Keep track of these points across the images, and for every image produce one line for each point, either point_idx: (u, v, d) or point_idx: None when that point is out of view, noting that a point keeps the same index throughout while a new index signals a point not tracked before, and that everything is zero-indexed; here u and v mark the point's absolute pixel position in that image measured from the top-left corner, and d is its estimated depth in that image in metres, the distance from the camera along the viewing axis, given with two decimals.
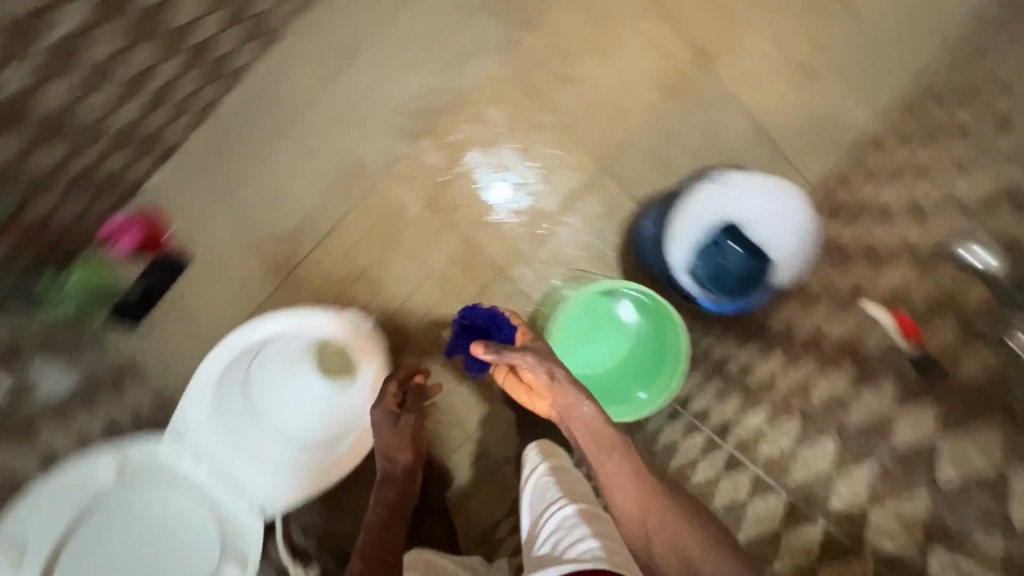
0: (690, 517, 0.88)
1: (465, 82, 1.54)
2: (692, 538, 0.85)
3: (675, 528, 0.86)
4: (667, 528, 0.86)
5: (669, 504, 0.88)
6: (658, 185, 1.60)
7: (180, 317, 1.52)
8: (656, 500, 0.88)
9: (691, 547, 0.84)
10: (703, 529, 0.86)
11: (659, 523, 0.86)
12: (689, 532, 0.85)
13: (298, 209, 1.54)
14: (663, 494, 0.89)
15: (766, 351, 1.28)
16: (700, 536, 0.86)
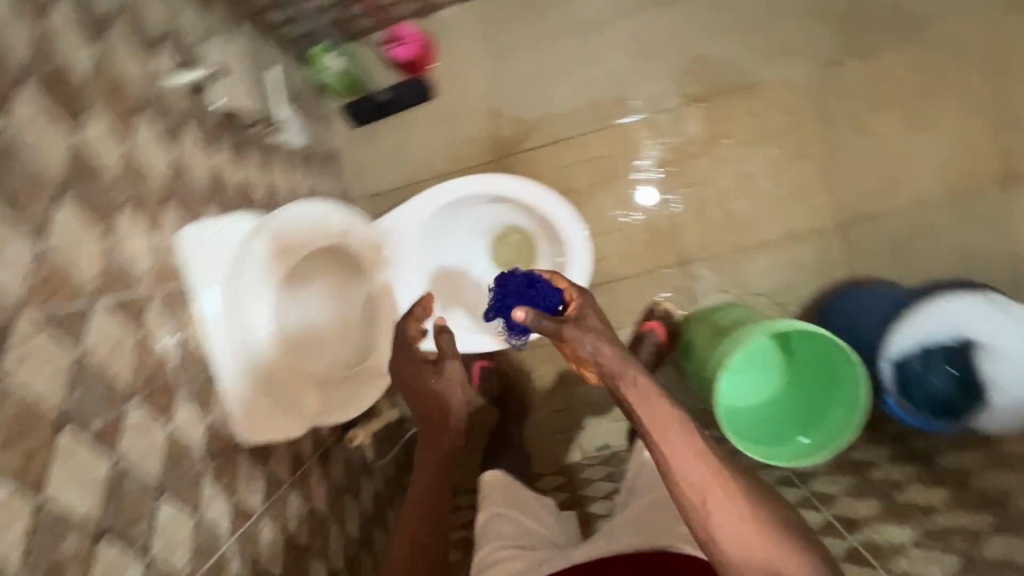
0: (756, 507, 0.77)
1: (768, 73, 1.46)
2: (761, 533, 0.75)
3: (741, 519, 0.76)
4: (732, 518, 0.76)
5: (731, 486, 0.78)
6: (884, 271, 1.49)
7: (396, 138, 1.56)
8: (718, 485, 0.77)
9: (760, 545, 0.75)
10: (769, 524, 0.76)
11: (727, 513, 0.76)
12: (756, 524, 0.76)
13: (547, 101, 1.52)
14: (727, 482, 0.78)
15: (926, 478, 1.18)
16: (770, 533, 0.76)
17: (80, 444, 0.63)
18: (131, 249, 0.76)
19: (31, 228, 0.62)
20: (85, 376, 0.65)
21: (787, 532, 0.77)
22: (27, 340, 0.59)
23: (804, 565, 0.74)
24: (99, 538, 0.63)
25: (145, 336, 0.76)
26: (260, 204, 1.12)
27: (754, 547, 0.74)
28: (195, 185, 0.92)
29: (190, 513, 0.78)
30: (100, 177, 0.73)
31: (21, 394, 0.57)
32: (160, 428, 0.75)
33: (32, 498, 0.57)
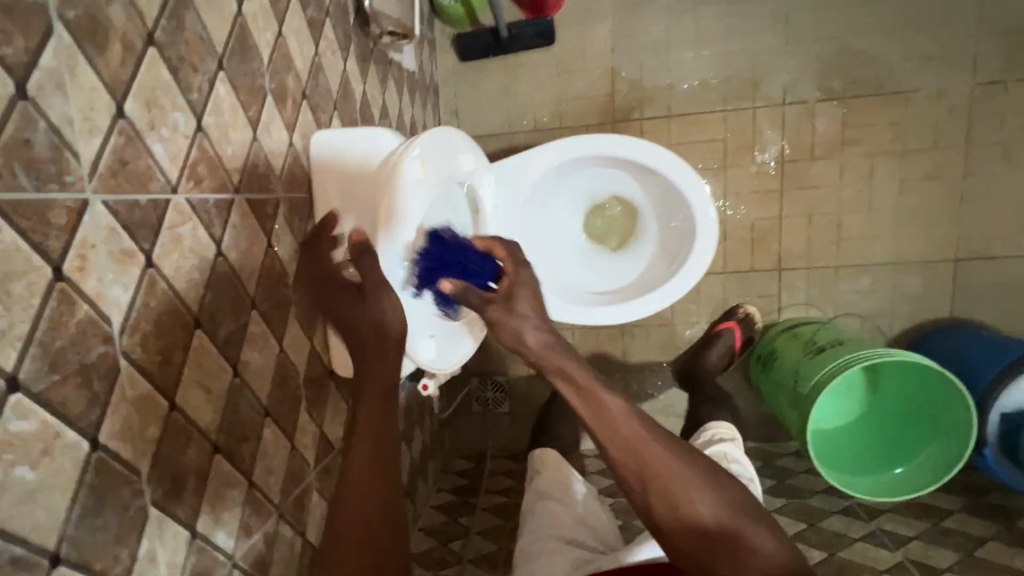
0: (707, 483, 0.61)
1: (920, 81, 1.32)
2: (711, 513, 0.60)
3: (694, 498, 0.60)
4: (685, 499, 0.60)
5: (676, 461, 0.61)
6: (989, 314, 1.40)
7: (502, 80, 1.46)
8: (662, 464, 0.60)
9: (713, 530, 0.60)
10: (726, 503, 0.61)
11: (674, 499, 0.60)
12: (710, 507, 0.60)
13: (672, 70, 1.39)
14: (673, 462, 0.61)
15: (1006, 536, 1.13)
16: (725, 514, 0.61)
17: (210, 350, 0.57)
18: (270, 146, 0.69)
19: (191, 100, 0.54)
20: (220, 278, 0.59)
21: (750, 515, 0.62)
22: (176, 227, 0.52)
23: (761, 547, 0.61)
24: (215, 455, 0.58)
25: (273, 245, 0.69)
26: (377, 125, 1.04)
27: (707, 533, 0.60)
28: (328, 89, 0.84)
29: (286, 440, 0.73)
30: (253, 58, 0.65)
31: (167, 286, 0.51)
32: (273, 346, 0.69)
33: (165, 402, 0.51)
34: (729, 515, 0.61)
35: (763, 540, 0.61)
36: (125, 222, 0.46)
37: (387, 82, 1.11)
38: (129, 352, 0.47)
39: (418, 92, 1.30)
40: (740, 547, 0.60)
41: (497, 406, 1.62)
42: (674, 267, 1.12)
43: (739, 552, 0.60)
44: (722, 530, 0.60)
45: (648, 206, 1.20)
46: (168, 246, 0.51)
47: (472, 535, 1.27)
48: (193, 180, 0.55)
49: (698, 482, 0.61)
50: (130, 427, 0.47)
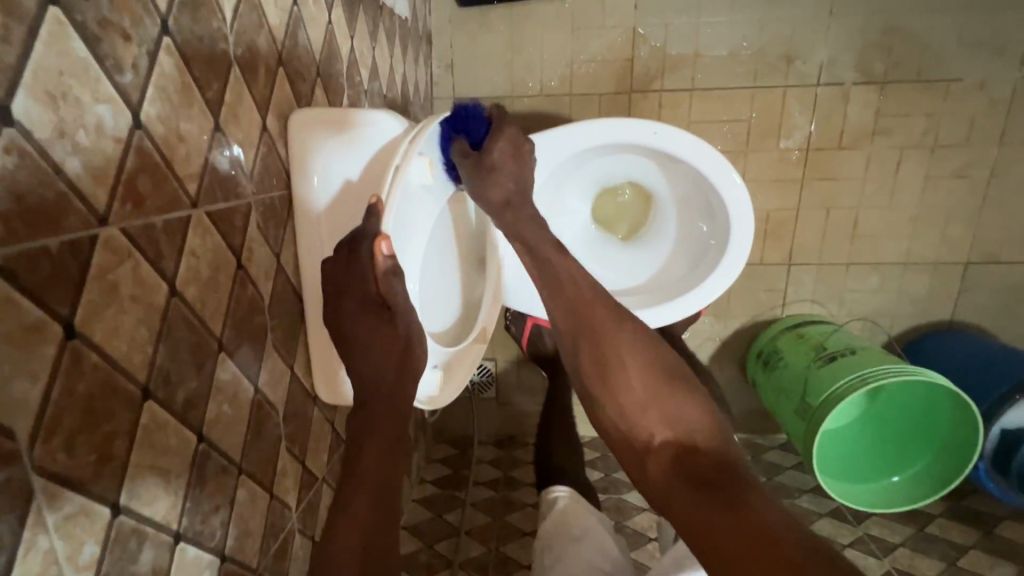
0: (651, 366, 0.61)
1: (964, 71, 1.21)
2: (637, 375, 0.61)
3: (630, 378, 0.60)
4: (621, 380, 0.61)
5: (621, 341, 0.62)
6: (989, 319, 1.38)
7: (507, 33, 1.26)
8: (604, 332, 0.63)
9: (639, 397, 0.60)
10: (659, 377, 0.61)
11: (609, 364, 0.61)
12: (641, 375, 0.60)
13: (700, 36, 1.23)
14: (611, 327, 0.63)
15: (987, 545, 1.14)
16: (657, 387, 0.60)
17: (166, 421, 0.44)
18: (236, 135, 0.52)
19: (122, 85, 0.38)
20: (175, 325, 0.44)
21: (673, 390, 0.60)
22: (109, 272, 0.37)
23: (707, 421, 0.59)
24: (178, 545, 0.46)
25: (243, 265, 0.54)
26: (366, 88, 0.86)
27: (631, 397, 0.60)
28: (309, 50, 0.66)
29: (265, 491, 0.61)
30: (209, 15, 0.47)
31: (99, 358, 0.37)
32: (246, 389, 0.56)
33: (107, 509, 0.38)
34: (658, 387, 0.60)
35: (691, 414, 0.59)
36: (26, 285, 0.31)
37: (377, 33, 0.91)
38: (45, 464, 0.33)
39: (410, 44, 1.10)
40: (661, 414, 0.59)
41: (483, 391, 1.54)
42: (696, 272, 1.02)
43: (663, 421, 0.59)
44: (653, 401, 0.59)
45: (668, 198, 1.07)
46: (98, 303, 0.37)
47: (461, 534, 1.21)
48: (131, 201, 0.39)
49: (633, 351, 0.62)
50: (54, 561, 0.34)
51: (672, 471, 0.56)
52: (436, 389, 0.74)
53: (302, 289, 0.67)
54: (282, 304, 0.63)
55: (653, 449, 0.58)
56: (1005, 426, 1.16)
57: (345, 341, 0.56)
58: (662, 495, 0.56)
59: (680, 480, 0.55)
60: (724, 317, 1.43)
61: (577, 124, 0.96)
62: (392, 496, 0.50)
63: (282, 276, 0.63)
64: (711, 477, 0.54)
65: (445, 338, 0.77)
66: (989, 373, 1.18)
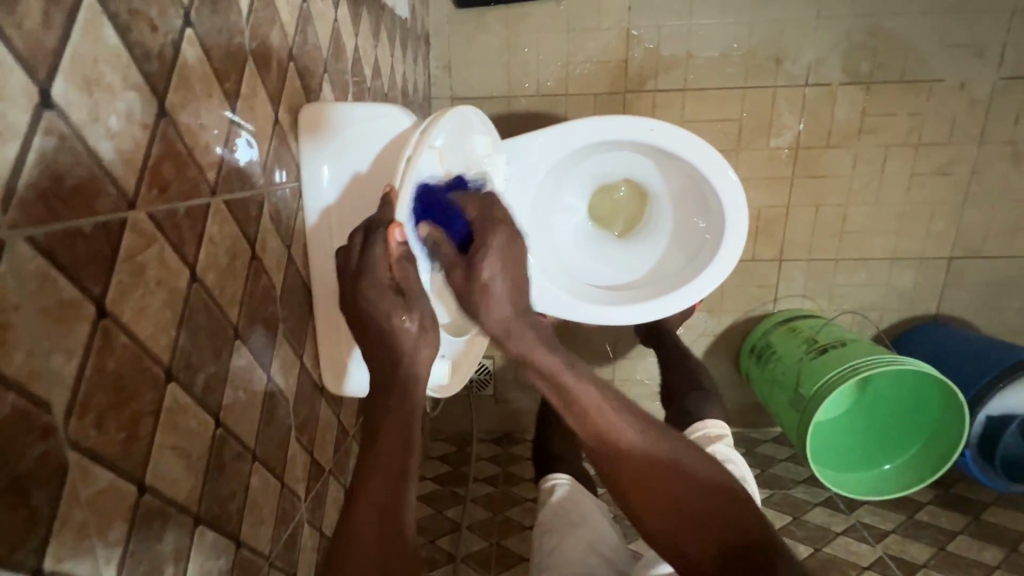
0: (677, 463, 0.60)
1: (946, 72, 1.26)
2: (668, 481, 0.59)
3: (660, 484, 0.59)
4: (652, 487, 0.59)
5: (651, 446, 0.59)
6: (971, 312, 1.43)
7: (503, 35, 1.28)
8: (630, 450, 0.58)
9: (673, 500, 0.59)
10: (688, 474, 0.60)
11: (636, 475, 0.58)
12: (673, 482, 0.59)
13: (693, 37, 1.26)
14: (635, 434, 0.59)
15: (974, 529, 1.18)
16: (694, 485, 0.59)
17: (187, 404, 0.45)
18: (251, 127, 0.53)
19: (150, 73, 0.39)
20: (196, 310, 0.45)
21: (701, 482, 0.60)
22: (137, 254, 0.38)
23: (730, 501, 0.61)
24: (198, 528, 0.47)
25: (257, 254, 0.55)
26: (369, 86, 0.87)
27: (669, 500, 0.59)
28: (318, 47, 0.67)
29: (277, 479, 0.62)
30: (228, 10, 0.48)
31: (128, 338, 0.38)
32: (260, 378, 0.57)
33: (134, 487, 0.39)
34: (693, 489, 0.59)
35: (722, 504, 0.60)
36: (64, 263, 0.32)
37: (379, 33, 0.93)
38: (79, 439, 0.34)
39: (409, 44, 1.12)
40: (696, 509, 0.59)
41: (481, 389, 1.55)
42: (693, 265, 1.04)
43: (697, 517, 0.59)
44: (683, 499, 0.59)
45: (664, 193, 1.09)
46: (127, 285, 0.38)
47: (462, 530, 1.21)
48: (157, 186, 0.40)
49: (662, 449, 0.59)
50: (87, 535, 0.35)
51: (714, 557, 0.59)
52: (445, 379, 0.75)
53: (311, 282, 0.68)
54: (293, 295, 0.64)
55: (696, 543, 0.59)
56: (990, 413, 1.19)
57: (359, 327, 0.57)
58: None
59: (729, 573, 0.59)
60: (717, 313, 1.46)
61: (576, 122, 0.98)
62: (407, 480, 0.51)
63: (292, 267, 0.64)
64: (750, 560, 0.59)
65: (455, 328, 0.79)
66: (974, 363, 1.22)
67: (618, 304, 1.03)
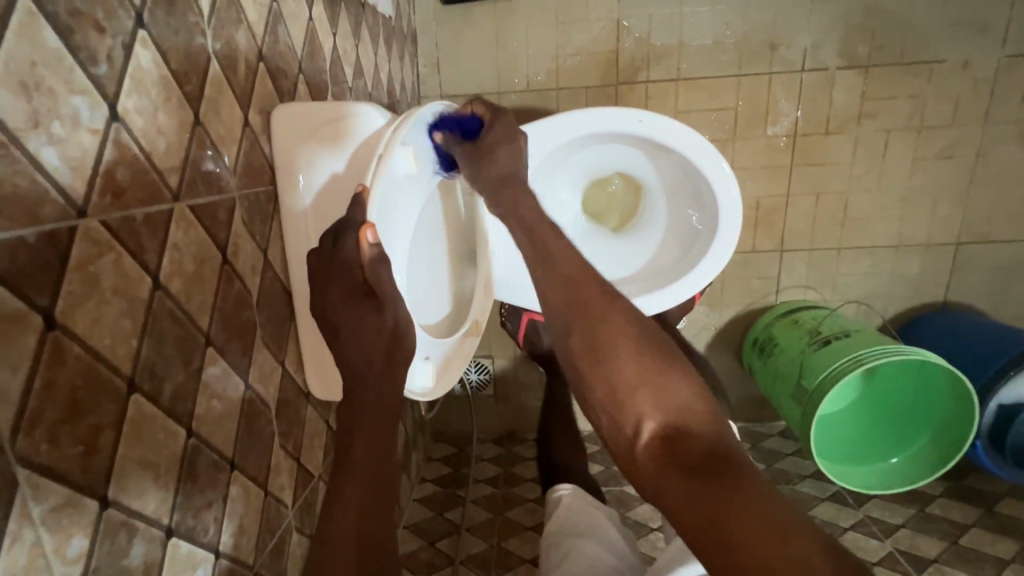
0: (638, 337, 0.55)
1: (948, 52, 1.22)
2: (629, 356, 0.54)
3: (617, 349, 0.55)
4: (608, 350, 0.55)
5: (610, 304, 0.57)
6: (981, 298, 1.39)
7: (491, 30, 1.27)
8: (596, 307, 0.57)
9: (628, 376, 0.53)
10: (649, 356, 0.54)
11: (596, 339, 0.55)
12: (630, 351, 0.54)
13: (684, 25, 1.23)
14: (616, 328, 0.56)
15: (988, 522, 1.14)
16: (653, 368, 0.54)
17: (153, 414, 0.44)
18: (217, 130, 0.52)
19: (97, 76, 0.38)
20: (160, 319, 0.44)
21: (664, 362, 0.54)
22: (89, 263, 0.37)
23: (700, 403, 0.53)
24: (170, 540, 0.46)
25: (229, 259, 0.54)
26: (351, 86, 0.86)
27: (619, 368, 0.54)
28: (290, 46, 0.66)
29: (259, 487, 0.61)
30: (186, 10, 0.47)
31: (83, 349, 0.37)
32: (236, 385, 0.56)
33: (94, 502, 0.38)
34: (646, 363, 0.54)
35: (682, 397, 0.52)
36: (4, 275, 0.31)
37: (361, 32, 0.92)
38: (29, 456, 0.33)
39: (394, 42, 1.10)
40: (653, 394, 0.52)
41: (481, 389, 1.54)
42: (689, 258, 1.02)
43: (651, 401, 0.52)
44: (639, 379, 0.53)
45: (657, 185, 1.07)
46: (79, 296, 0.37)
47: (462, 532, 1.20)
48: (110, 192, 0.39)
49: (641, 358, 0.54)
50: (42, 553, 0.34)
51: (658, 452, 0.50)
52: (428, 382, 0.72)
53: (290, 286, 0.67)
54: (271, 301, 0.63)
55: (662, 465, 0.50)
56: (1001, 402, 1.16)
57: (337, 334, 0.56)
58: (652, 484, 0.50)
59: (674, 472, 0.49)
60: (718, 305, 1.44)
61: (563, 115, 0.96)
62: (386, 488, 0.50)
63: (270, 271, 0.63)
64: (706, 467, 0.48)
65: (440, 330, 0.77)
66: (984, 351, 1.19)
67: None
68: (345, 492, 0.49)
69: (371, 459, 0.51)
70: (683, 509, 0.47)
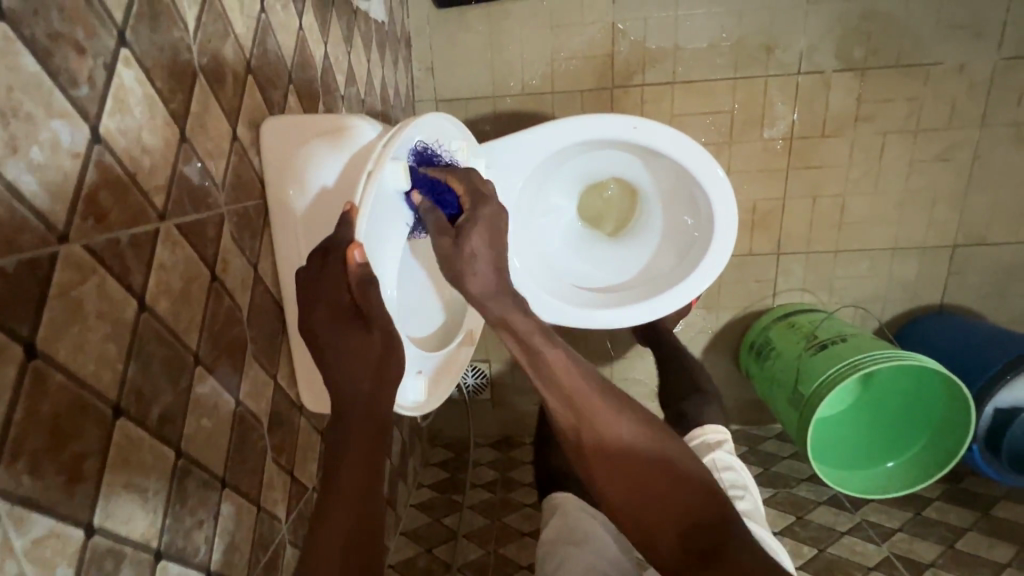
0: (643, 432, 0.59)
1: (944, 54, 1.21)
2: (640, 458, 0.58)
3: (627, 455, 0.58)
4: (619, 459, 0.58)
5: (615, 416, 0.59)
6: (978, 301, 1.39)
7: (486, 33, 1.26)
8: (601, 422, 0.58)
9: (643, 481, 0.58)
10: (657, 451, 0.59)
11: (608, 451, 0.58)
12: (641, 456, 0.58)
13: (680, 28, 1.23)
14: (623, 436, 0.58)
15: (985, 526, 1.14)
16: (661, 463, 0.59)
17: (140, 437, 0.43)
18: (204, 146, 0.51)
19: (78, 97, 0.37)
20: (146, 341, 0.44)
21: (671, 455, 0.60)
22: (71, 288, 0.37)
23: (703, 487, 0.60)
24: (159, 563, 0.45)
25: (218, 276, 0.54)
26: (343, 94, 0.85)
27: (633, 474, 0.58)
28: (280, 58, 0.65)
29: (252, 504, 0.60)
30: (171, 25, 0.47)
31: (65, 377, 0.36)
32: (226, 402, 0.55)
33: (79, 530, 0.37)
34: (656, 460, 0.59)
35: (691, 489, 0.59)
36: None
37: (353, 39, 0.91)
38: (9, 488, 0.33)
39: (388, 47, 1.09)
40: (668, 494, 0.58)
41: (478, 393, 1.53)
42: (685, 264, 1.02)
43: (664, 499, 0.58)
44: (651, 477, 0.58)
45: (653, 191, 1.07)
46: (60, 322, 0.36)
47: (459, 538, 1.20)
48: (93, 215, 0.38)
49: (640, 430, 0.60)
50: None
51: (675, 542, 0.57)
52: (421, 395, 0.71)
53: (282, 299, 0.66)
54: (263, 315, 0.63)
55: (680, 555, 0.57)
56: (998, 406, 1.16)
57: (326, 350, 0.56)
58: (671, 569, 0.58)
59: (691, 560, 0.57)
60: (715, 309, 1.43)
61: (558, 123, 0.95)
62: (373, 510, 0.50)
63: (261, 286, 0.62)
64: (713, 547, 0.58)
65: (432, 342, 0.77)
66: (980, 354, 1.19)
67: (609, 307, 1.00)
68: (333, 515, 0.48)
69: (358, 485, 0.51)
70: None
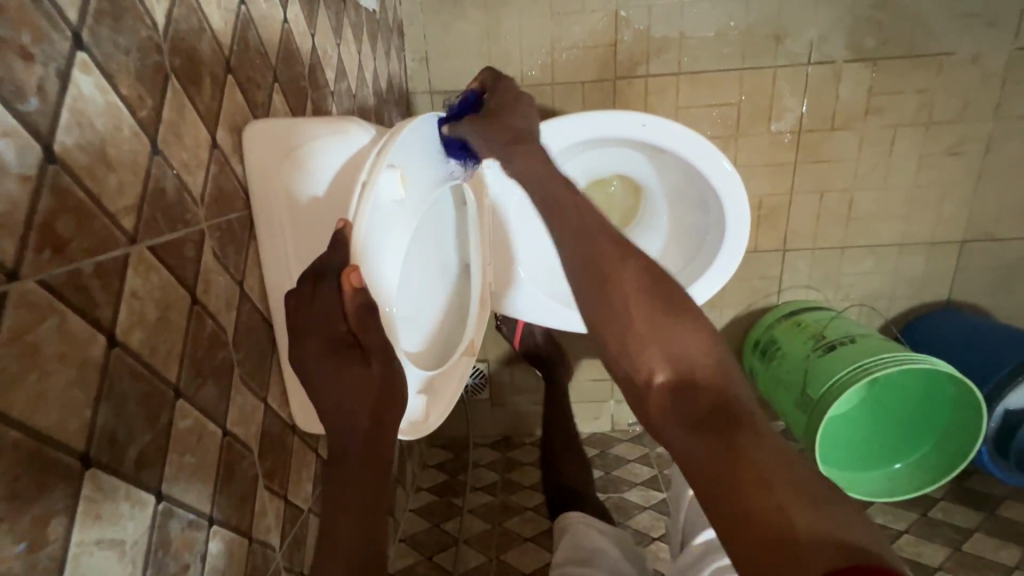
0: (647, 282, 0.56)
1: (960, 43, 1.17)
2: (641, 310, 0.54)
3: (626, 296, 0.55)
4: (617, 298, 0.55)
5: (621, 256, 0.58)
6: (986, 297, 1.36)
7: (482, 22, 1.20)
8: (606, 258, 0.58)
9: (639, 328, 0.54)
10: (660, 307, 0.54)
11: (608, 289, 0.56)
12: (638, 300, 0.55)
13: (685, 17, 1.17)
14: (625, 277, 0.56)
15: (991, 527, 1.13)
16: (663, 317, 0.54)
17: (115, 486, 0.39)
18: (179, 156, 0.47)
19: (25, 112, 0.32)
20: (118, 380, 0.39)
21: (669, 311, 0.54)
22: (27, 331, 0.32)
23: (717, 360, 0.52)
24: None
25: (199, 299, 0.49)
26: (333, 89, 0.80)
27: (629, 318, 0.54)
28: (263, 54, 0.60)
29: (242, 537, 0.56)
30: (137, 23, 0.42)
31: (21, 434, 0.32)
32: (212, 432, 0.51)
33: None
34: (654, 314, 0.54)
35: (694, 350, 0.52)
36: None
37: (343, 30, 0.85)
38: None
39: (379, 37, 1.03)
40: (661, 345, 0.53)
41: (477, 393, 1.50)
42: (693, 268, 0.98)
43: (662, 353, 0.52)
44: (651, 328, 0.53)
45: (659, 189, 1.03)
46: (13, 373, 0.32)
47: (460, 544, 1.18)
48: (50, 247, 0.34)
49: (664, 340, 0.53)
50: None
51: (666, 400, 0.50)
52: (420, 413, 0.68)
53: (270, 315, 0.62)
54: (250, 334, 0.58)
55: (668, 412, 0.50)
56: (1008, 407, 1.15)
57: (322, 381, 0.53)
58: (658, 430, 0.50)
59: (674, 418, 0.49)
60: (718, 307, 1.40)
61: (565, 119, 0.91)
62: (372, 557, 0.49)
63: (247, 303, 0.58)
64: (709, 415, 0.48)
65: (430, 358, 0.73)
66: (989, 354, 1.17)
67: None
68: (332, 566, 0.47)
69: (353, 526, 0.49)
70: (684, 455, 0.47)
